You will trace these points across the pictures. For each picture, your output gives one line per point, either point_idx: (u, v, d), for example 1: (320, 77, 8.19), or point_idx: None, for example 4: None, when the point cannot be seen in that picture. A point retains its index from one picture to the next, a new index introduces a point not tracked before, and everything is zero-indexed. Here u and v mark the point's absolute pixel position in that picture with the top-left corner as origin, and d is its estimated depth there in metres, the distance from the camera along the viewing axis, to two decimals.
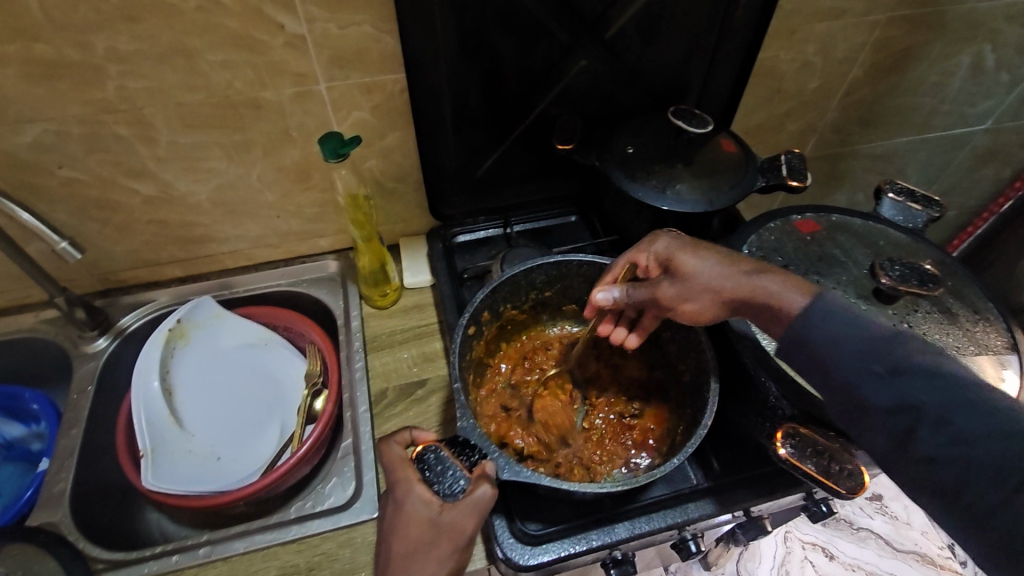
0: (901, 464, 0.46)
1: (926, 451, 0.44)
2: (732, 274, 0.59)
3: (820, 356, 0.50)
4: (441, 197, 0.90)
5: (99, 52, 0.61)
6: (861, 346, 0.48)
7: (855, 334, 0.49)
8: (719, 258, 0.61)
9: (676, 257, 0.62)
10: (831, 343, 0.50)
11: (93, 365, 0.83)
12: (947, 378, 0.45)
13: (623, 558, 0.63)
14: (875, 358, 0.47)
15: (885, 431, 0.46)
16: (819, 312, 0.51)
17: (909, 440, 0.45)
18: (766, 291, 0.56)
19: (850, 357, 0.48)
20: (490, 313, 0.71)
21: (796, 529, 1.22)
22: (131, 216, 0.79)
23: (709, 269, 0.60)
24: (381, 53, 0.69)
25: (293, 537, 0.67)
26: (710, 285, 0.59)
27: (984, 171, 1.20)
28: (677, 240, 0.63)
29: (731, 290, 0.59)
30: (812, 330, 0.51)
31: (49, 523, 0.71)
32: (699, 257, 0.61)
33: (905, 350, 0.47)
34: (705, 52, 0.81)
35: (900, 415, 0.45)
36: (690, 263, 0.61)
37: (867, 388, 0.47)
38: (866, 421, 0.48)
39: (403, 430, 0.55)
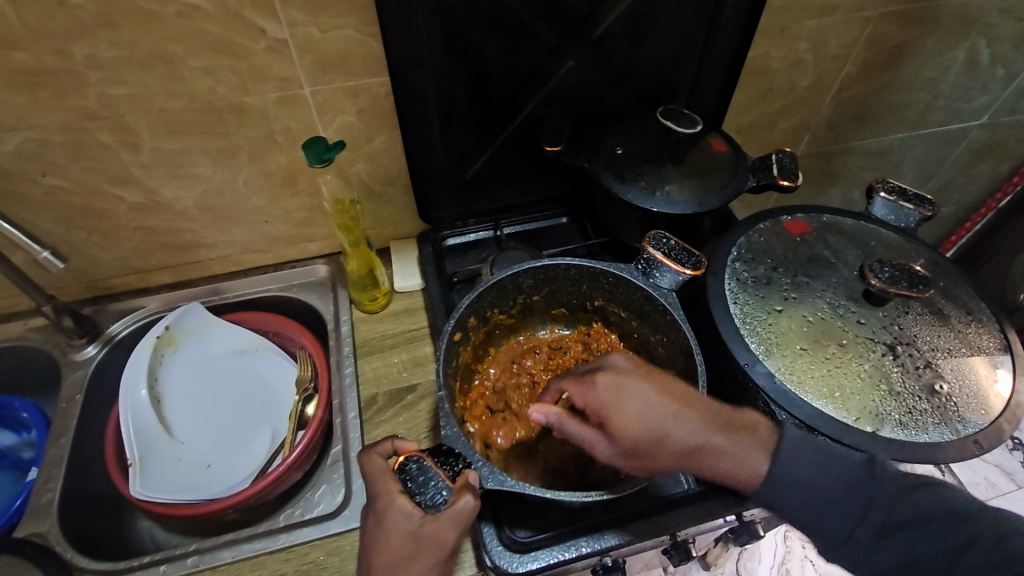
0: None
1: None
2: (681, 432, 0.52)
3: (814, 529, 0.51)
4: (430, 200, 0.89)
5: (78, 59, 0.60)
6: (844, 503, 0.51)
7: (832, 503, 0.51)
8: (666, 411, 0.52)
9: (622, 403, 0.52)
10: (822, 519, 0.51)
11: (81, 373, 0.83)
12: (933, 525, 0.49)
13: (614, 565, 0.62)
14: (862, 518, 0.50)
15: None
16: (788, 477, 0.52)
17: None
18: (717, 462, 0.52)
19: (840, 528, 0.51)
20: (477, 318, 0.70)
21: (795, 528, 1.21)
22: (117, 223, 0.78)
23: (654, 425, 0.52)
24: (365, 56, 0.68)
25: (282, 546, 0.67)
26: (660, 449, 0.52)
27: (981, 167, 1.19)
28: (617, 388, 0.53)
29: (677, 450, 0.52)
30: (784, 495, 0.52)
31: (38, 533, 0.70)
32: (642, 410, 0.52)
33: (884, 501, 0.50)
34: (695, 51, 0.80)
35: (903, 574, 0.49)
36: (632, 420, 0.52)
37: (869, 555, 0.50)
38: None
39: (385, 440, 0.54)
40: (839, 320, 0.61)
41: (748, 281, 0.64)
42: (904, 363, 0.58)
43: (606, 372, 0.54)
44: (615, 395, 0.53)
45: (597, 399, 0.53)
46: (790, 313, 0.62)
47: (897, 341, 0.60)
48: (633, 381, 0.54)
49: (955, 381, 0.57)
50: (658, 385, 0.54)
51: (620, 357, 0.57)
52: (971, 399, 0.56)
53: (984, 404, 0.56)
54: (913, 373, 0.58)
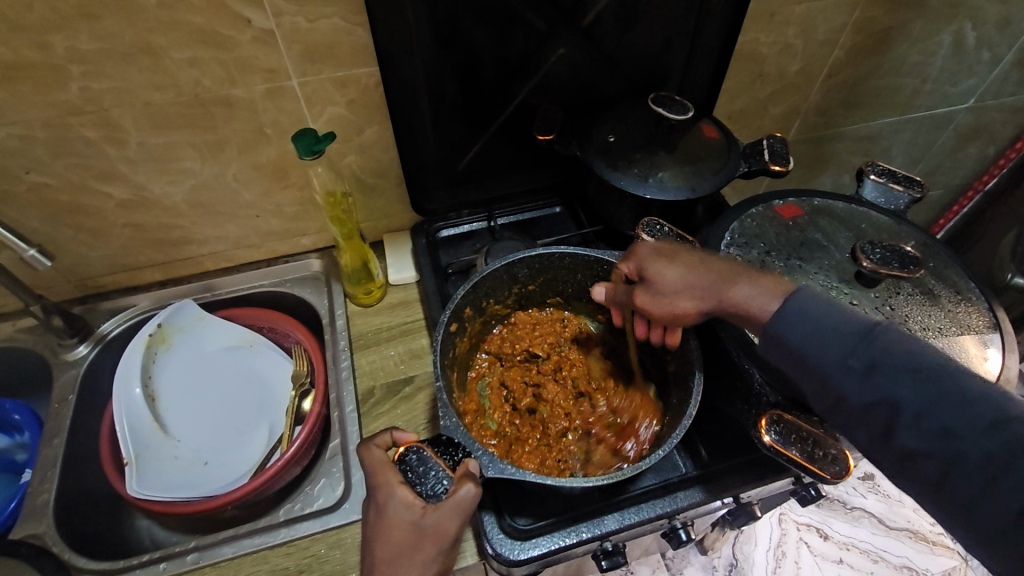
0: (887, 453, 0.47)
1: (905, 444, 0.45)
2: (709, 279, 0.58)
3: (802, 356, 0.51)
4: (423, 191, 0.89)
5: (59, 52, 0.59)
6: (841, 343, 0.49)
7: (833, 334, 0.49)
8: (698, 263, 0.60)
9: (658, 263, 0.62)
10: (811, 348, 0.50)
11: (73, 373, 0.82)
12: (920, 372, 0.45)
13: (614, 550, 0.63)
14: (850, 353, 0.48)
15: (864, 421, 0.48)
16: (796, 311, 0.52)
17: (890, 433, 0.46)
18: (739, 299, 0.56)
19: (830, 357, 0.49)
20: (472, 309, 0.70)
21: (790, 511, 1.23)
22: (105, 221, 0.77)
23: (683, 275, 0.60)
24: (353, 46, 0.68)
25: (282, 540, 0.67)
26: (690, 297, 0.59)
27: (969, 150, 1.20)
28: (653, 249, 0.63)
29: (705, 300, 0.58)
30: (784, 323, 0.52)
31: (34, 534, 0.70)
32: (672, 263, 0.61)
33: (880, 346, 0.48)
34: (685, 37, 0.80)
35: (879, 411, 0.47)
36: (663, 271, 0.61)
37: (845, 384, 0.48)
38: (848, 416, 0.49)
39: (383, 432, 0.54)
40: (831, 302, 0.62)
41: None
42: None
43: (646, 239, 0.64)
44: (651, 256, 0.63)
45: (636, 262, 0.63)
46: None
47: (889, 321, 0.60)
48: (666, 244, 0.63)
49: None
50: (690, 248, 0.62)
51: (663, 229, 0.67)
52: None
53: None
54: None
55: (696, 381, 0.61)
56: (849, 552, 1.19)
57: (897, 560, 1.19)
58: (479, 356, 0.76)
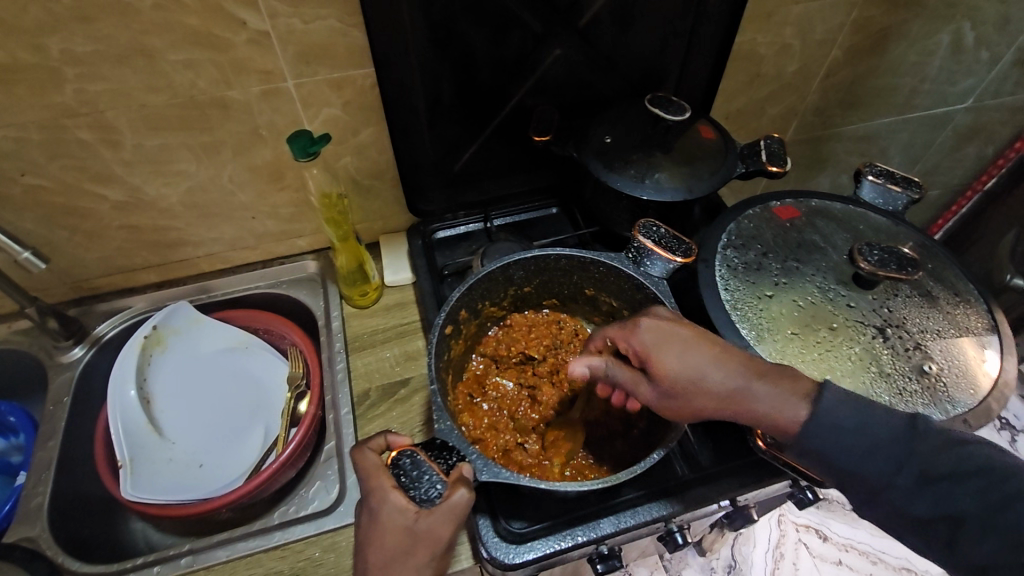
0: (952, 560, 0.49)
1: (971, 552, 0.47)
2: (724, 376, 0.54)
3: (854, 474, 0.51)
4: (419, 193, 0.88)
5: (53, 54, 0.59)
6: (891, 455, 0.50)
7: (880, 447, 0.50)
8: (708, 357, 0.55)
9: (666, 349, 0.56)
10: (860, 459, 0.50)
11: (68, 375, 0.82)
12: (975, 481, 0.48)
13: (609, 553, 0.63)
14: (905, 465, 0.49)
15: (925, 532, 0.49)
16: (835, 419, 0.51)
17: (954, 543, 0.48)
18: (762, 405, 0.53)
19: (882, 468, 0.50)
20: (467, 311, 0.70)
21: (788, 512, 1.22)
22: (100, 222, 0.77)
23: (695, 371, 0.55)
24: (349, 47, 0.67)
25: (276, 543, 0.66)
26: (699, 394, 0.55)
27: (967, 150, 1.19)
28: (660, 333, 0.57)
29: (719, 403, 0.55)
30: (820, 433, 0.51)
31: (28, 537, 0.70)
32: (682, 355, 0.55)
33: (927, 453, 0.49)
34: (682, 38, 0.80)
35: (941, 521, 0.49)
36: (673, 364, 0.55)
37: (903, 499, 0.49)
38: (905, 525, 0.50)
39: (378, 435, 0.54)
40: (828, 304, 0.61)
41: (739, 268, 0.64)
42: (894, 345, 0.59)
43: (652, 318, 0.58)
44: (659, 339, 0.57)
45: (641, 344, 0.57)
46: (780, 298, 0.62)
47: (886, 323, 0.60)
48: (674, 327, 0.57)
49: (944, 362, 0.57)
50: (697, 335, 0.57)
51: (663, 309, 0.60)
52: (959, 378, 0.57)
53: (974, 383, 0.56)
54: (903, 355, 0.58)
55: None
56: (847, 553, 1.19)
57: (896, 561, 1.19)
58: (473, 363, 0.76)
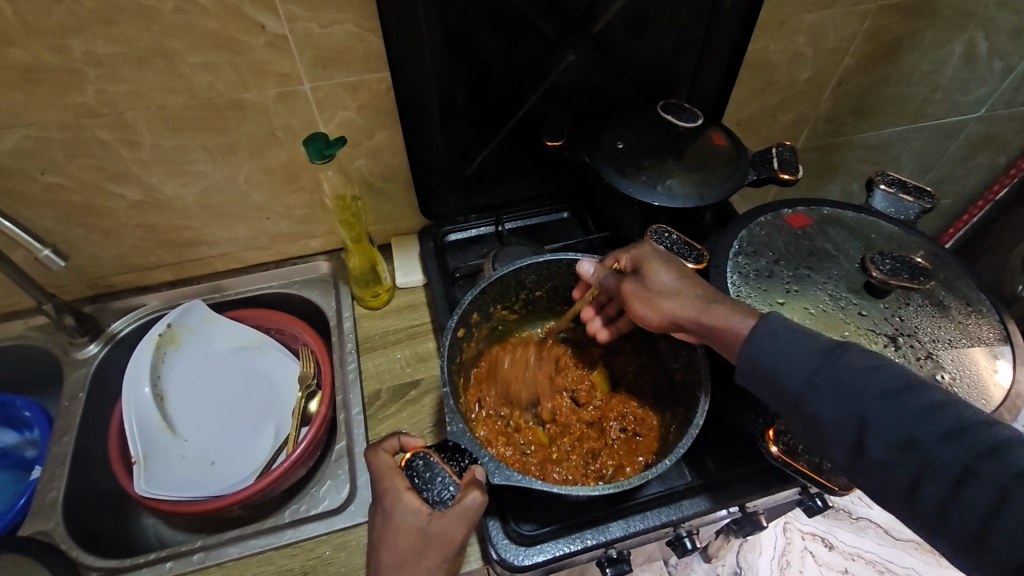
0: (861, 468, 0.46)
1: (876, 456, 0.45)
2: (697, 287, 0.59)
3: (773, 376, 0.51)
4: (432, 196, 0.89)
5: (76, 55, 0.60)
6: (809, 362, 0.49)
7: (799, 352, 0.50)
8: (690, 273, 0.60)
9: (658, 257, 0.62)
10: (782, 364, 0.50)
11: (83, 371, 0.83)
12: (887, 386, 0.46)
13: (619, 557, 0.63)
14: (818, 373, 0.48)
15: (839, 442, 0.47)
16: (766, 329, 0.52)
17: (859, 448, 0.46)
18: (721, 313, 0.56)
19: (799, 374, 0.49)
20: (479, 315, 0.71)
21: (795, 519, 1.22)
22: (117, 221, 0.78)
23: (675, 277, 0.60)
24: (365, 51, 0.68)
25: (287, 541, 0.67)
26: (672, 295, 0.59)
27: (979, 159, 1.19)
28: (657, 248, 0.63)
29: (687, 307, 0.58)
30: (757, 348, 0.52)
31: (43, 531, 0.70)
32: (670, 265, 0.61)
33: (845, 362, 0.48)
34: (694, 45, 0.81)
35: (849, 425, 0.46)
36: (659, 268, 0.61)
37: (819, 403, 0.48)
38: (821, 435, 0.48)
39: (391, 437, 0.55)
40: (840, 312, 0.62)
41: (751, 275, 0.65)
42: (906, 354, 0.59)
43: (652, 240, 0.65)
44: (655, 251, 0.63)
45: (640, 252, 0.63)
46: (791, 305, 0.62)
47: (898, 332, 0.60)
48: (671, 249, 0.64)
49: (956, 372, 0.57)
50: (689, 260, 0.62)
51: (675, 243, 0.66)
52: (972, 389, 0.57)
53: (986, 394, 0.56)
54: (915, 364, 0.58)
55: (703, 391, 0.61)
56: (854, 562, 1.18)
57: (903, 571, 1.18)
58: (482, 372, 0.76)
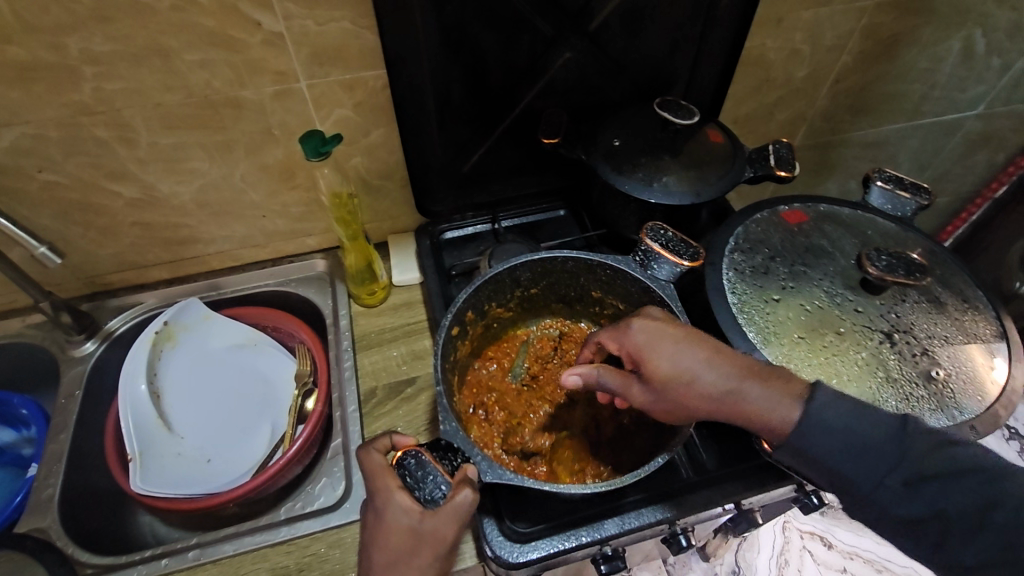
0: (941, 559, 0.50)
1: (961, 552, 0.49)
2: (715, 377, 0.55)
3: (840, 475, 0.51)
4: (429, 194, 0.89)
5: (73, 53, 0.60)
6: (882, 456, 0.50)
7: (868, 449, 0.50)
8: (702, 355, 0.55)
9: (659, 347, 0.57)
10: (852, 460, 0.51)
11: (80, 369, 0.83)
12: (967, 480, 0.48)
13: (614, 554, 0.62)
14: (893, 469, 0.50)
15: (915, 535, 0.50)
16: (823, 422, 0.51)
17: (943, 541, 0.49)
18: (752, 406, 0.53)
19: (871, 470, 0.50)
20: (474, 312, 0.70)
21: (794, 518, 1.22)
22: (115, 219, 0.78)
23: (688, 369, 0.55)
24: (361, 49, 0.68)
25: (283, 538, 0.67)
26: (692, 392, 0.55)
27: (977, 157, 1.19)
28: (650, 333, 0.58)
29: (711, 401, 0.55)
30: (817, 442, 0.52)
31: (38, 528, 0.70)
32: (676, 355, 0.56)
33: (919, 457, 0.49)
34: (691, 43, 0.81)
35: (930, 522, 0.49)
36: (668, 364, 0.56)
37: (896, 501, 0.50)
38: (895, 527, 0.51)
39: (383, 436, 0.54)
40: (836, 308, 0.62)
41: (746, 271, 0.65)
42: (901, 350, 0.59)
43: (644, 321, 0.58)
44: (651, 339, 0.57)
45: (636, 344, 0.58)
46: (787, 302, 0.62)
47: (894, 328, 0.60)
48: (663, 326, 0.58)
49: (951, 368, 0.57)
50: (689, 335, 0.57)
51: (654, 309, 0.61)
52: (967, 385, 0.57)
53: (981, 390, 0.56)
54: (910, 360, 0.58)
55: None
56: (852, 561, 1.18)
57: (901, 570, 1.18)
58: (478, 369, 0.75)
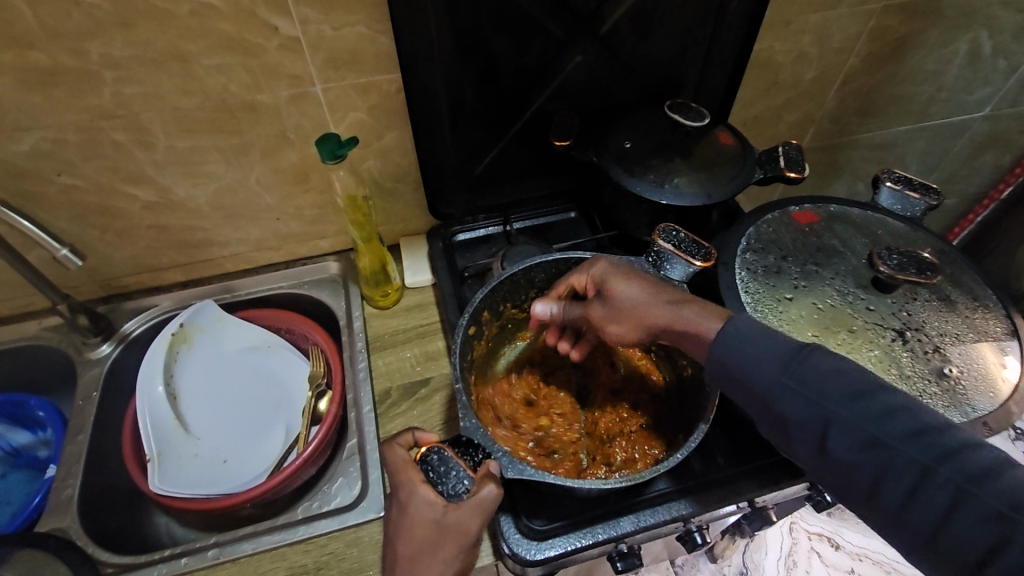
0: (824, 469, 0.47)
1: (838, 456, 0.45)
2: (654, 308, 0.59)
3: (740, 378, 0.52)
4: (441, 196, 0.90)
5: (94, 58, 0.61)
6: (776, 362, 0.50)
7: (767, 354, 0.51)
8: (644, 291, 0.60)
9: (608, 284, 0.62)
10: (748, 365, 0.51)
11: (97, 371, 0.83)
12: (850, 384, 0.46)
13: (629, 552, 0.63)
14: (785, 370, 0.49)
15: (804, 440, 0.48)
16: (734, 334, 0.53)
17: (823, 447, 0.46)
18: (686, 319, 0.57)
19: (765, 374, 0.50)
20: (490, 312, 0.71)
21: (801, 520, 1.22)
22: (131, 222, 0.79)
23: (631, 302, 0.61)
24: (376, 53, 0.69)
25: (301, 538, 0.68)
26: (634, 321, 0.60)
27: (984, 158, 1.20)
28: (605, 271, 0.63)
29: (653, 317, 0.59)
30: (724, 350, 0.53)
31: (59, 528, 0.71)
32: (621, 290, 0.61)
33: (810, 363, 0.49)
34: (701, 46, 0.81)
35: (813, 423, 0.47)
36: (614, 296, 0.62)
37: (782, 401, 0.49)
38: (788, 433, 0.49)
39: (406, 432, 0.56)
40: (849, 307, 0.62)
41: (759, 271, 0.65)
42: (914, 348, 0.59)
43: (606, 261, 0.64)
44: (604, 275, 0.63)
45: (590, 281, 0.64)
46: (800, 301, 0.63)
47: (906, 326, 0.61)
48: (616, 267, 0.63)
49: (963, 366, 0.58)
50: (637, 274, 0.62)
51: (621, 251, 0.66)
52: (978, 382, 0.57)
53: (993, 388, 0.57)
54: (922, 358, 0.59)
55: (713, 384, 0.61)
56: (861, 563, 1.18)
57: (909, 571, 1.18)
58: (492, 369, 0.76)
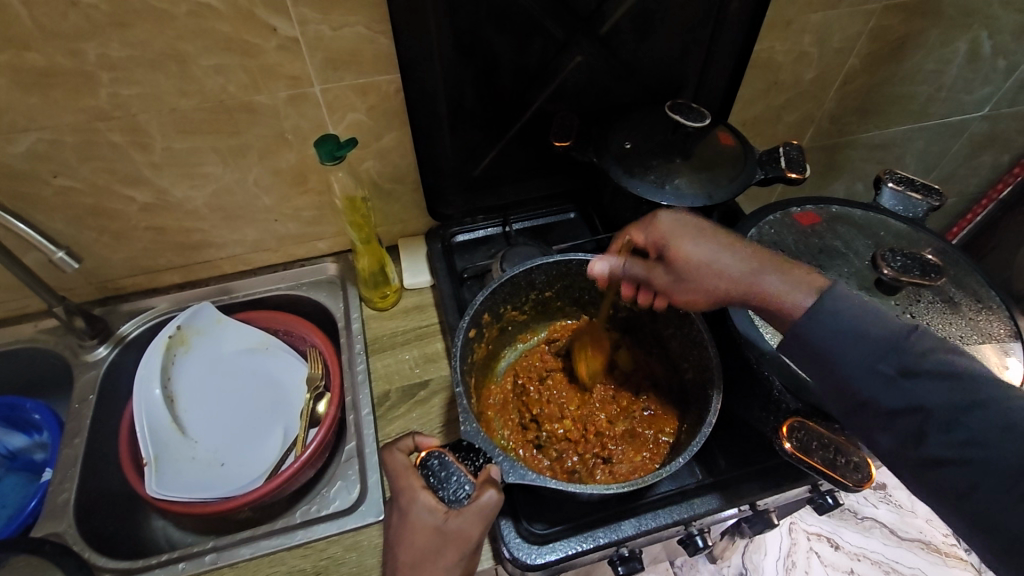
0: (909, 455, 0.50)
1: (933, 448, 0.48)
2: (734, 267, 0.58)
3: (830, 362, 0.52)
4: (440, 198, 0.89)
5: (90, 59, 0.60)
6: (873, 351, 0.51)
7: (862, 342, 0.51)
8: (722, 247, 0.60)
9: (682, 237, 0.61)
10: (845, 352, 0.52)
11: (93, 374, 0.83)
12: (956, 380, 0.48)
13: (630, 556, 0.63)
14: (885, 359, 0.50)
15: (893, 428, 0.50)
16: (829, 313, 0.52)
17: (918, 437, 0.49)
18: (770, 287, 0.56)
19: (860, 362, 0.51)
20: (491, 315, 0.71)
21: (800, 520, 1.22)
22: (128, 224, 0.78)
23: (708, 257, 0.60)
24: (375, 54, 0.69)
25: (299, 542, 0.67)
26: (709, 279, 0.59)
27: (983, 158, 1.20)
28: (676, 228, 0.62)
29: (728, 278, 0.59)
30: (816, 331, 0.53)
31: (54, 533, 0.71)
32: (699, 246, 0.60)
33: (913, 354, 0.50)
34: (701, 46, 0.81)
35: (907, 414, 0.49)
36: (687, 251, 0.60)
37: (879, 390, 0.50)
38: (874, 419, 0.51)
39: (407, 436, 0.55)
40: None
41: None
42: None
43: (665, 215, 0.63)
44: (677, 228, 0.62)
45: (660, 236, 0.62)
46: None
47: None
48: (689, 222, 0.62)
49: None
50: (713, 231, 0.61)
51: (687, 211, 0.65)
52: None
53: None
54: None
55: (715, 387, 0.61)
56: (860, 562, 1.18)
57: (908, 570, 1.18)
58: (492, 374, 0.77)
